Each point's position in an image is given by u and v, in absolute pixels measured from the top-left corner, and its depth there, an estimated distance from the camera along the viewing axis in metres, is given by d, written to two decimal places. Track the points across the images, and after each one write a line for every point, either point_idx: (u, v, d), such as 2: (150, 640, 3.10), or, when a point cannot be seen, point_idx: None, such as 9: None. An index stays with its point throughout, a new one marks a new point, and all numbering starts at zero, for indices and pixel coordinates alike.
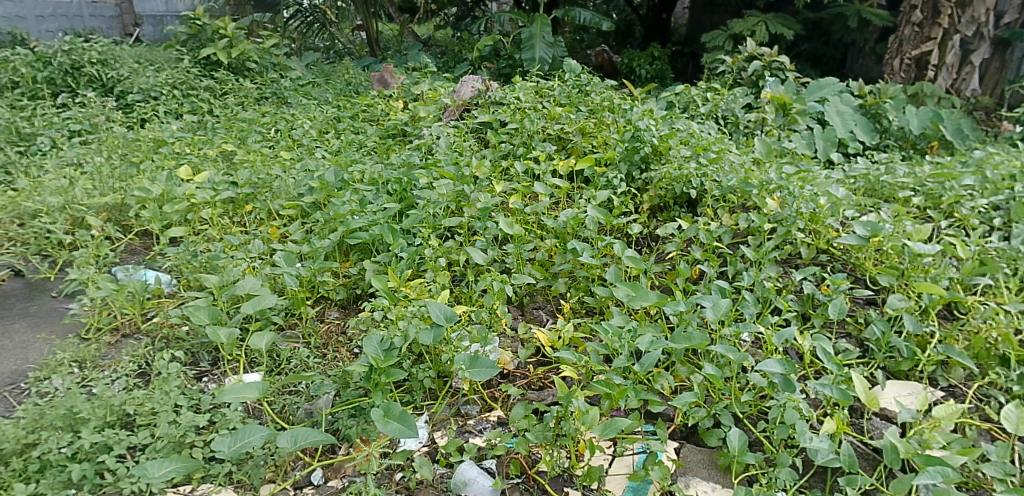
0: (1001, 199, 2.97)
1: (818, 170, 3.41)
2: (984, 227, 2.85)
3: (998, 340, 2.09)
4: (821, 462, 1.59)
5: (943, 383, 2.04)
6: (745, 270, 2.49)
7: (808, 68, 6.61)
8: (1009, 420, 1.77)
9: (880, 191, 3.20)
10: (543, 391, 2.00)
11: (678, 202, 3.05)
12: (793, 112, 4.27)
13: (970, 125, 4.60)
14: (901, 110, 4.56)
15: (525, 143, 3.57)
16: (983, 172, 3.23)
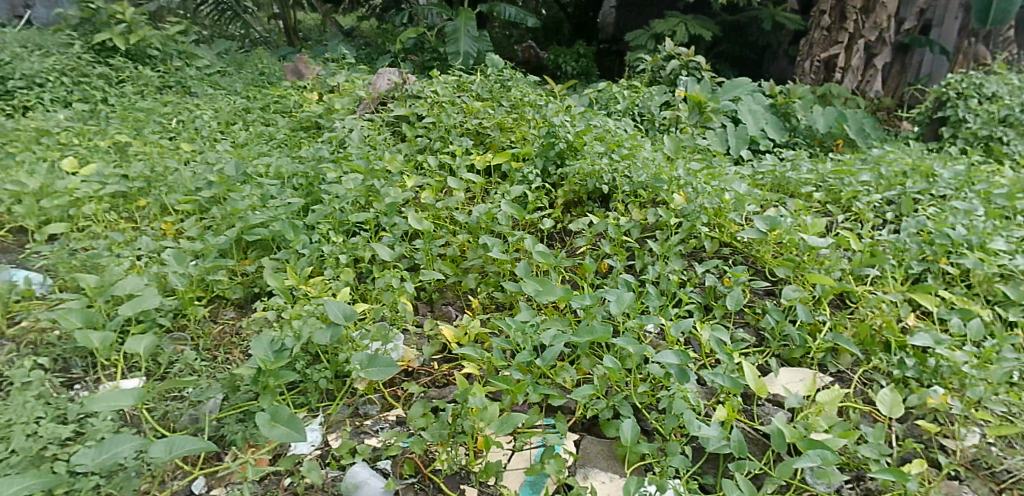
0: (894, 194, 3.14)
1: (728, 166, 3.54)
2: (879, 220, 3.01)
3: (882, 327, 2.21)
4: (712, 449, 1.65)
5: (832, 369, 2.16)
6: (651, 263, 2.56)
7: (726, 69, 6.84)
8: (883, 403, 1.91)
9: (785, 186, 3.34)
10: (445, 388, 2.00)
11: (591, 197, 3.09)
12: (708, 110, 4.42)
13: (873, 124, 4.84)
14: (809, 110, 4.78)
15: (441, 137, 3.53)
16: (878, 168, 3.41)
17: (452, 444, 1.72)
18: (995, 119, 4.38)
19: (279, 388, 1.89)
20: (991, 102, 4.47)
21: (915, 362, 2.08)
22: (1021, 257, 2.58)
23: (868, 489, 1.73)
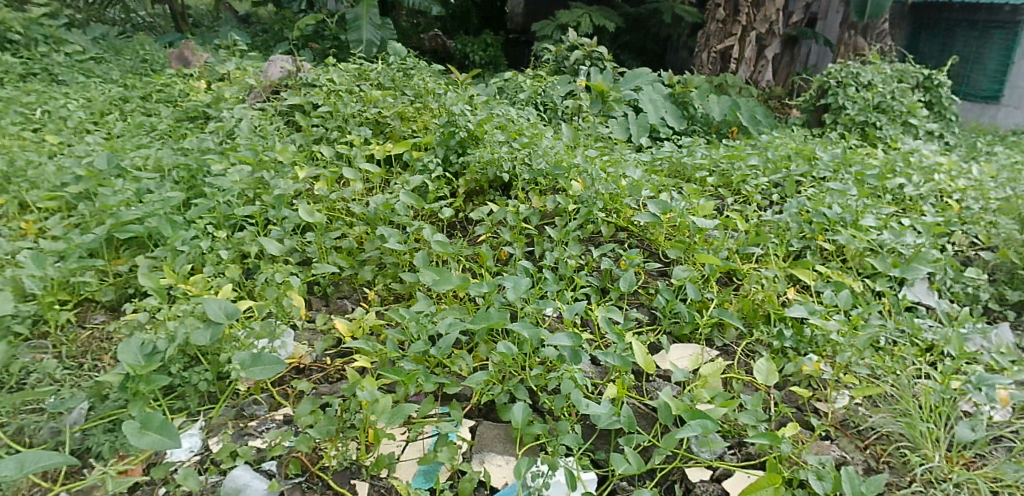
0: (778, 178, 3.32)
1: (627, 153, 3.64)
2: (766, 202, 3.17)
3: (764, 301, 2.35)
4: (602, 426, 1.71)
5: (718, 342, 2.29)
6: (550, 249, 2.61)
7: (630, 61, 7.04)
8: (760, 372, 2.01)
9: (681, 172, 3.47)
10: (338, 383, 1.98)
11: (493, 186, 3.08)
12: (611, 99, 4.53)
13: (764, 112, 5.09)
14: (705, 98, 4.95)
15: (339, 127, 3.44)
16: (765, 154, 3.60)
17: (340, 440, 1.71)
18: (869, 106, 4.71)
19: (153, 394, 1.78)
20: (865, 89, 4.79)
21: (792, 332, 2.23)
22: (888, 232, 2.79)
23: (748, 453, 1.83)
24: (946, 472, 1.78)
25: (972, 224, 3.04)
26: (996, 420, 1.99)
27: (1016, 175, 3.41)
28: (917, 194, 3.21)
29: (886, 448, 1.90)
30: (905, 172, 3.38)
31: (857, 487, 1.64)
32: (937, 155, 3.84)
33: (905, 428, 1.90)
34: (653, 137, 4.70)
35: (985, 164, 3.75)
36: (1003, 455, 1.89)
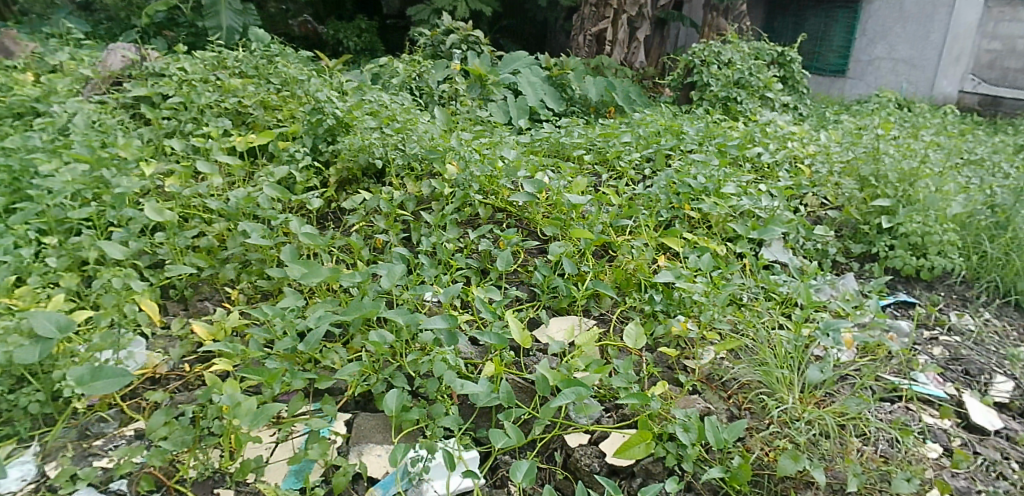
0: (649, 152, 3.44)
1: (506, 135, 3.66)
2: (639, 177, 3.27)
3: (636, 270, 2.45)
4: (481, 404, 1.73)
5: (595, 312, 2.36)
6: (426, 234, 2.57)
7: (510, 45, 7.06)
8: (628, 336, 2.13)
9: (559, 151, 3.53)
10: (196, 390, 1.88)
11: (366, 174, 2.97)
12: (489, 83, 4.53)
13: (638, 91, 5.18)
14: (582, 80, 5.02)
15: (194, 119, 3.20)
16: (637, 130, 3.73)
17: (200, 449, 1.64)
18: (730, 82, 4.99)
19: None
20: (726, 67, 5.06)
21: (662, 296, 2.34)
22: (746, 198, 2.96)
23: (623, 414, 1.90)
24: (799, 411, 1.92)
25: (821, 186, 3.29)
26: (841, 361, 2.18)
27: (857, 139, 3.73)
28: (773, 161, 3.43)
29: (747, 396, 2.02)
30: (762, 142, 3.62)
31: (718, 437, 1.75)
32: (789, 125, 4.13)
33: (763, 376, 2.04)
34: (534, 119, 4.76)
35: (831, 131, 4.07)
36: (847, 391, 2.09)
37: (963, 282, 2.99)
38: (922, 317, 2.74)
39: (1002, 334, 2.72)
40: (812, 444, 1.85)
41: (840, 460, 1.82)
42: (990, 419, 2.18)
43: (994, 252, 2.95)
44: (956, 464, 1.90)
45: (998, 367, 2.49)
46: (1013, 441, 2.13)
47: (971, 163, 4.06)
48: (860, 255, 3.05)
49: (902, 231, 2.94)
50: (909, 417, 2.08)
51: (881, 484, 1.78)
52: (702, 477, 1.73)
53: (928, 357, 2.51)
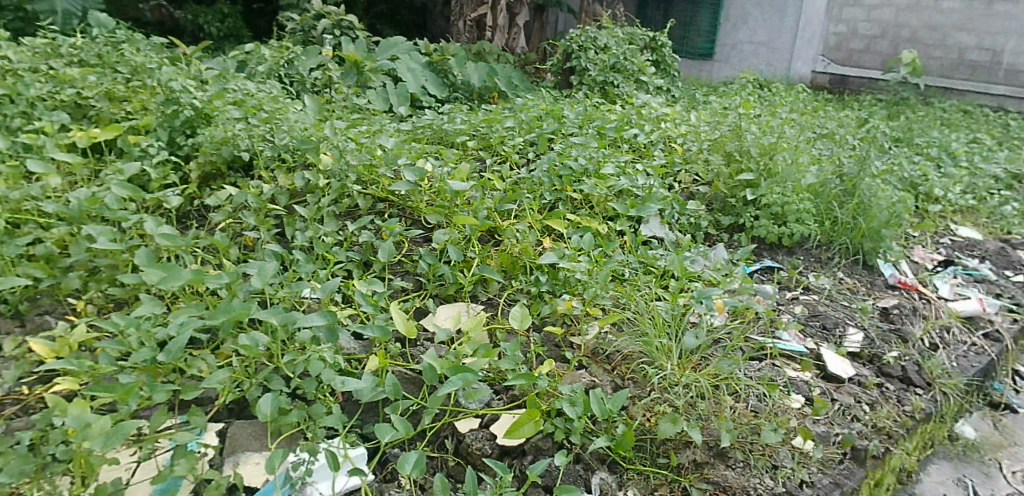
0: (532, 137, 3.45)
1: (386, 123, 3.57)
2: (523, 161, 3.27)
3: (522, 253, 2.47)
4: (366, 400, 1.71)
5: (483, 297, 2.36)
6: (302, 229, 2.46)
7: (389, 30, 6.85)
8: (514, 318, 2.13)
9: (442, 137, 3.48)
10: (34, 414, 1.72)
11: (232, 167, 2.80)
12: (366, 69, 4.40)
13: (520, 76, 5.16)
14: (463, 66, 4.91)
15: (23, 113, 2.85)
16: (519, 115, 3.74)
17: (43, 478, 1.49)
18: (607, 67, 5.13)
19: None
20: (602, 52, 5.20)
21: (547, 277, 2.38)
22: (625, 177, 3.05)
23: (513, 395, 1.93)
24: (677, 376, 2.02)
25: (693, 163, 3.46)
26: (715, 326, 2.29)
27: (723, 119, 3.96)
28: (649, 141, 3.58)
29: (629, 366, 2.10)
30: (638, 123, 3.75)
31: (603, 408, 1.80)
32: (663, 107, 4.30)
33: (644, 346, 2.12)
34: (417, 106, 4.67)
35: (700, 112, 4.29)
36: (720, 353, 2.22)
37: (819, 245, 3.26)
38: (784, 280, 2.97)
39: (851, 290, 3.01)
40: (689, 406, 1.95)
41: (714, 418, 1.93)
42: (843, 368, 2.40)
43: (844, 217, 3.21)
44: (815, 412, 2.08)
45: (850, 320, 2.75)
46: (862, 385, 2.36)
47: (824, 137, 4.41)
48: (729, 226, 3.24)
49: (764, 202, 3.15)
50: (775, 372, 2.24)
51: (751, 437, 1.92)
52: (588, 449, 1.80)
53: (790, 315, 2.72)
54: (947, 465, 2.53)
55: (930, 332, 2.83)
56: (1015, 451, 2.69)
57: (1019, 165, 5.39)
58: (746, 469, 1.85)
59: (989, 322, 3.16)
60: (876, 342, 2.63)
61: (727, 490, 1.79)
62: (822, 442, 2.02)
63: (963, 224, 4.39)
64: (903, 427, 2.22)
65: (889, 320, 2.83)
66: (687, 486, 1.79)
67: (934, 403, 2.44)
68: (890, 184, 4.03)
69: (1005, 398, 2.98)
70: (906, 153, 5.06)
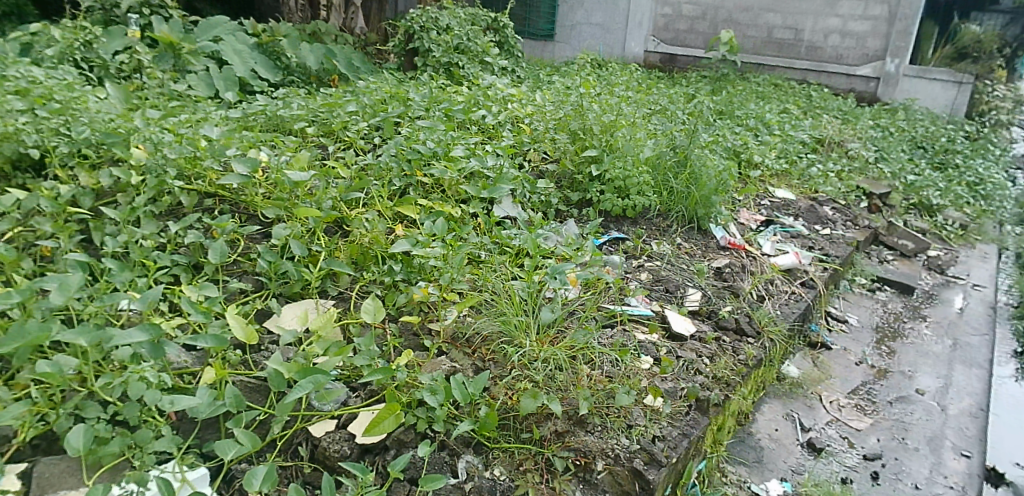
0: (377, 121, 3.31)
1: (211, 111, 3.28)
2: (369, 146, 3.13)
3: (372, 242, 2.38)
4: (203, 417, 1.64)
5: (333, 291, 2.24)
6: (114, 233, 2.20)
7: (208, 9, 6.38)
8: (367, 312, 2.04)
9: (277, 124, 3.26)
10: None
11: (19, 166, 2.43)
12: (184, 51, 4.03)
13: (360, 58, 4.97)
14: (297, 47, 4.64)
15: None
16: (361, 99, 3.58)
17: None
18: (450, 48, 5.07)
19: None
20: (445, 33, 5.12)
21: (401, 265, 2.31)
22: (474, 159, 3.02)
23: (371, 391, 1.86)
24: (535, 351, 2.05)
25: (540, 142, 3.51)
26: (569, 299, 2.37)
27: (566, 99, 4.05)
28: (496, 122, 3.58)
29: (490, 347, 2.08)
30: (485, 105, 3.73)
31: (464, 392, 1.80)
32: (508, 88, 4.32)
33: (503, 325, 2.12)
34: (246, 91, 4.34)
35: (544, 92, 4.37)
36: (575, 325, 2.26)
37: (658, 214, 3.45)
38: (630, 249, 3.11)
39: (689, 254, 3.21)
40: (549, 379, 1.98)
41: (572, 388, 1.97)
42: (685, 326, 2.55)
43: (679, 187, 3.42)
44: (663, 370, 2.18)
45: (690, 281, 2.94)
46: (703, 340, 2.52)
47: (658, 114, 4.67)
48: (577, 202, 3.31)
49: (607, 177, 3.25)
50: (626, 337, 2.33)
51: (607, 402, 1.96)
52: (451, 434, 1.77)
53: (637, 282, 2.86)
54: (777, 403, 2.81)
55: (757, 285, 3.10)
56: (830, 384, 3.04)
57: (820, 132, 6.08)
58: (605, 433, 1.88)
59: (804, 273, 3.53)
60: (712, 299, 2.83)
61: (588, 455, 1.81)
62: (670, 398, 2.10)
63: (779, 187, 4.85)
64: (739, 374, 2.41)
65: (722, 278, 3.08)
66: (550, 457, 1.79)
67: (764, 349, 2.68)
68: (716, 153, 4.35)
69: (820, 337, 3.35)
70: (729, 124, 5.49)
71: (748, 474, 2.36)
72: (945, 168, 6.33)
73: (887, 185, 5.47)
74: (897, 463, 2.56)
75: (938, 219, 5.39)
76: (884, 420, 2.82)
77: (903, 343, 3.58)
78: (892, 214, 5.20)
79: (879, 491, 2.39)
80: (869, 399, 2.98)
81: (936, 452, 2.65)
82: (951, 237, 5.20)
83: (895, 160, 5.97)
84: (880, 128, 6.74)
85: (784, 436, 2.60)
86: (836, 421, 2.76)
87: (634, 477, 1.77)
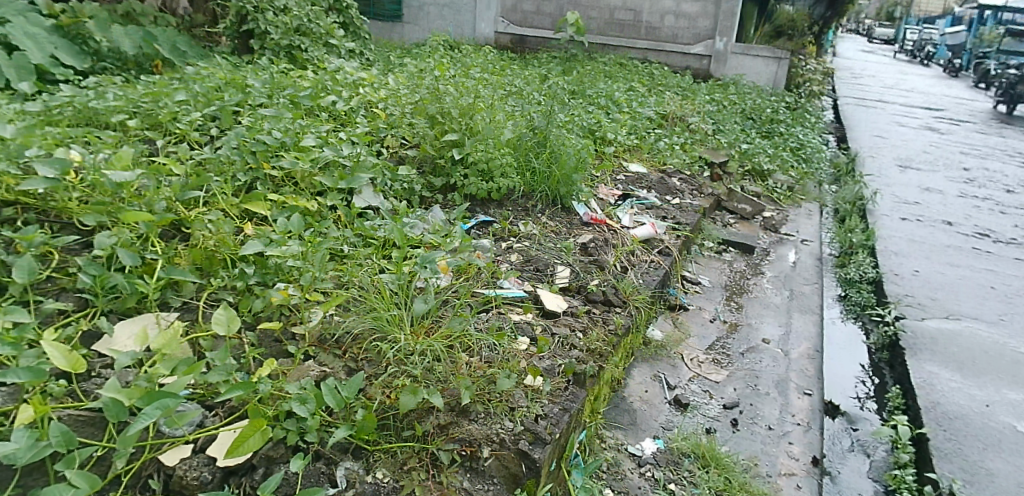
0: (213, 110, 3.02)
1: (4, 105, 2.84)
2: (205, 139, 2.86)
3: (218, 245, 2.17)
4: (23, 462, 1.42)
5: (177, 302, 2.02)
6: None
7: None
8: (220, 324, 1.87)
9: (91, 117, 2.89)
10: None
11: None
12: None
13: (187, 41, 4.56)
14: (108, 29, 4.10)
15: None
16: (192, 87, 3.27)
17: None
18: (290, 29, 4.76)
19: None
20: (283, 14, 4.80)
21: (254, 268, 2.12)
22: (327, 148, 2.85)
23: (231, 408, 1.71)
24: (410, 344, 1.95)
25: (397, 128, 3.39)
26: (440, 288, 2.29)
27: (419, 81, 3.94)
28: (348, 108, 3.41)
29: (361, 346, 1.95)
30: (335, 90, 3.56)
31: (337, 397, 1.69)
32: (357, 71, 4.14)
33: (374, 322, 2.00)
34: (47, 80, 3.84)
35: (397, 75, 4.23)
36: (449, 313, 2.19)
37: (523, 195, 3.45)
38: (497, 231, 3.08)
39: (555, 232, 3.25)
40: (428, 371, 1.90)
41: (452, 378, 1.90)
42: (558, 304, 2.56)
43: (540, 167, 3.45)
44: (540, 349, 2.17)
45: (558, 259, 2.97)
46: (575, 314, 2.55)
47: (514, 95, 4.69)
48: (441, 187, 3.21)
49: (470, 160, 3.19)
50: (501, 320, 2.30)
51: (488, 387, 1.91)
52: (327, 444, 1.65)
53: (507, 264, 2.84)
54: (645, 366, 2.90)
55: (620, 258, 3.21)
56: (691, 343, 3.20)
57: (664, 108, 6.41)
58: (488, 419, 1.83)
59: (660, 242, 3.71)
60: (580, 275, 2.88)
61: (473, 443, 1.75)
62: (548, 376, 2.07)
63: (632, 161, 5.04)
64: (611, 344, 2.46)
65: (588, 253, 3.15)
66: (434, 451, 1.71)
67: (631, 317, 2.77)
68: (571, 132, 4.44)
69: (678, 300, 3.54)
70: (581, 103, 5.63)
71: (624, 437, 2.39)
72: (772, 136, 6.97)
73: (725, 155, 5.90)
74: (752, 408, 2.74)
75: (769, 183, 5.88)
76: (739, 370, 3.02)
77: (750, 298, 3.86)
78: (732, 181, 5.61)
79: (740, 436, 2.54)
80: (725, 353, 3.17)
81: (783, 394, 2.87)
82: (781, 198, 5.69)
83: (731, 131, 6.47)
84: (715, 102, 7.28)
85: (653, 396, 2.68)
86: (698, 377, 2.91)
87: (520, 458, 1.74)
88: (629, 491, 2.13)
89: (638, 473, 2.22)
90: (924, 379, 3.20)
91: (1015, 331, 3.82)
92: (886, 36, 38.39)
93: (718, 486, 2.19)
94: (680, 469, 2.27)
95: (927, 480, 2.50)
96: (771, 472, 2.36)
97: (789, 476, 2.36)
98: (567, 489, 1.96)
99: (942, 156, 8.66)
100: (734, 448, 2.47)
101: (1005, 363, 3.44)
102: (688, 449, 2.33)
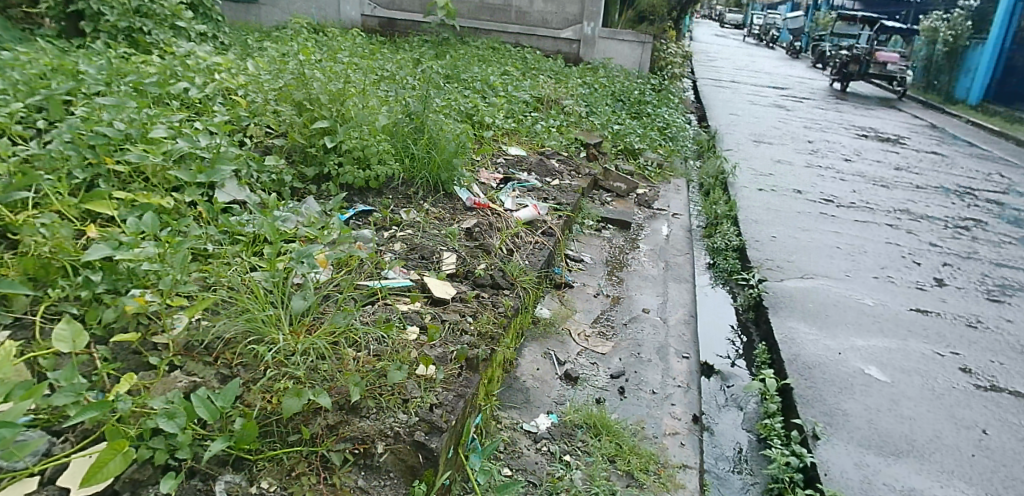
0: (38, 99, 2.69)
1: None
2: (31, 132, 2.54)
3: (55, 252, 1.94)
4: None
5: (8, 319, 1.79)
6: None
7: None
8: (63, 341, 1.69)
9: None
10: None
11: None
12: None
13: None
14: None
15: None
16: (10, 73, 2.89)
17: None
18: (129, 10, 4.39)
19: None
20: None
21: (102, 275, 1.92)
22: (181, 139, 2.63)
23: (84, 431, 1.54)
24: (291, 345, 1.84)
25: (261, 116, 3.18)
26: (320, 283, 2.18)
27: (282, 67, 3.74)
28: (202, 95, 3.17)
29: (235, 350, 1.81)
30: (186, 76, 3.30)
31: (210, 408, 1.57)
32: (210, 56, 3.85)
33: (247, 324, 1.86)
34: None
35: (256, 60, 3.98)
36: (331, 309, 2.09)
37: (402, 182, 3.35)
38: (379, 220, 2.98)
39: (438, 219, 3.19)
40: (312, 371, 1.80)
41: (340, 375, 1.81)
42: (446, 290, 2.51)
43: (419, 153, 3.38)
44: (431, 337, 2.11)
45: (442, 245, 2.92)
46: (464, 300, 2.52)
47: (386, 80, 4.56)
48: (314, 177, 3.05)
49: (344, 148, 3.06)
50: (387, 311, 2.22)
51: (378, 381, 1.83)
52: (202, 459, 1.53)
53: (391, 254, 2.74)
54: (535, 345, 2.92)
55: (505, 240, 3.21)
56: (577, 319, 3.27)
57: (539, 92, 6.49)
58: (380, 414, 1.76)
59: (543, 223, 3.76)
60: (467, 260, 2.85)
61: (366, 440, 1.68)
62: (441, 364, 2.02)
63: (511, 144, 5.06)
64: (501, 326, 2.45)
65: (473, 237, 3.13)
66: (325, 453, 1.63)
67: (520, 298, 2.77)
68: (448, 117, 4.39)
69: (563, 278, 3.61)
70: (456, 88, 5.57)
71: (519, 415, 2.40)
72: (641, 116, 7.26)
73: (598, 135, 6.07)
74: (637, 375, 2.84)
75: (641, 161, 6.12)
76: (623, 341, 3.13)
77: (630, 272, 4.00)
78: (607, 161, 5.78)
79: (628, 403, 2.62)
80: (610, 326, 3.27)
81: (665, 359, 3.00)
82: (652, 175, 5.94)
83: (603, 113, 6.67)
84: (587, 85, 7.48)
85: (545, 374, 2.71)
86: (586, 350, 2.98)
87: (416, 450, 1.68)
88: (526, 468, 2.14)
89: (534, 449, 2.23)
90: (787, 334, 3.45)
91: (859, 285, 4.21)
92: (736, 22, 41.10)
93: (611, 452, 2.25)
94: (574, 441, 2.30)
95: (794, 425, 2.69)
96: (657, 433, 2.46)
97: (673, 435, 2.46)
98: (467, 475, 1.93)
99: (790, 131, 9.40)
100: (623, 415, 2.55)
101: (853, 314, 3.78)
102: (581, 420, 2.38)
